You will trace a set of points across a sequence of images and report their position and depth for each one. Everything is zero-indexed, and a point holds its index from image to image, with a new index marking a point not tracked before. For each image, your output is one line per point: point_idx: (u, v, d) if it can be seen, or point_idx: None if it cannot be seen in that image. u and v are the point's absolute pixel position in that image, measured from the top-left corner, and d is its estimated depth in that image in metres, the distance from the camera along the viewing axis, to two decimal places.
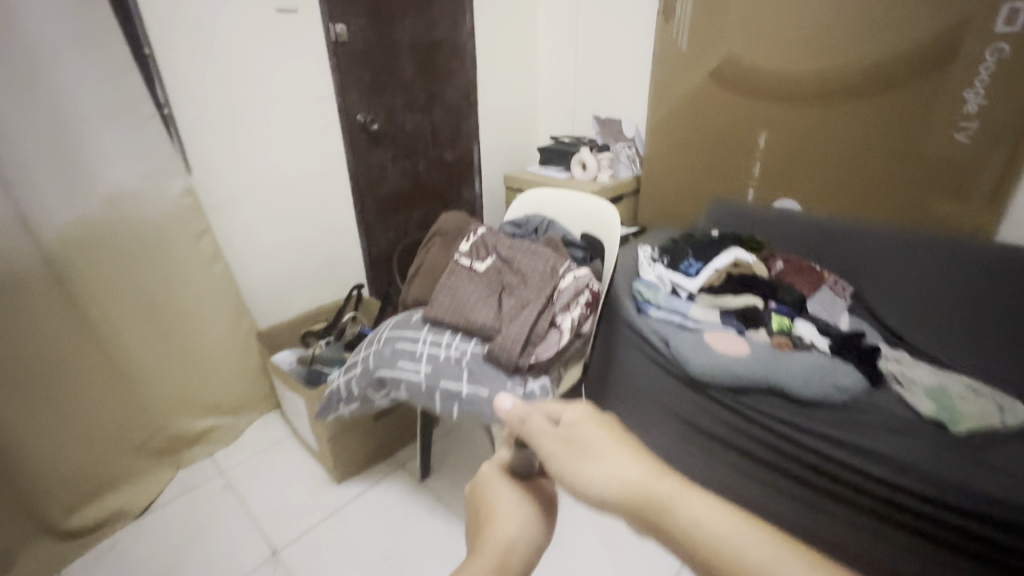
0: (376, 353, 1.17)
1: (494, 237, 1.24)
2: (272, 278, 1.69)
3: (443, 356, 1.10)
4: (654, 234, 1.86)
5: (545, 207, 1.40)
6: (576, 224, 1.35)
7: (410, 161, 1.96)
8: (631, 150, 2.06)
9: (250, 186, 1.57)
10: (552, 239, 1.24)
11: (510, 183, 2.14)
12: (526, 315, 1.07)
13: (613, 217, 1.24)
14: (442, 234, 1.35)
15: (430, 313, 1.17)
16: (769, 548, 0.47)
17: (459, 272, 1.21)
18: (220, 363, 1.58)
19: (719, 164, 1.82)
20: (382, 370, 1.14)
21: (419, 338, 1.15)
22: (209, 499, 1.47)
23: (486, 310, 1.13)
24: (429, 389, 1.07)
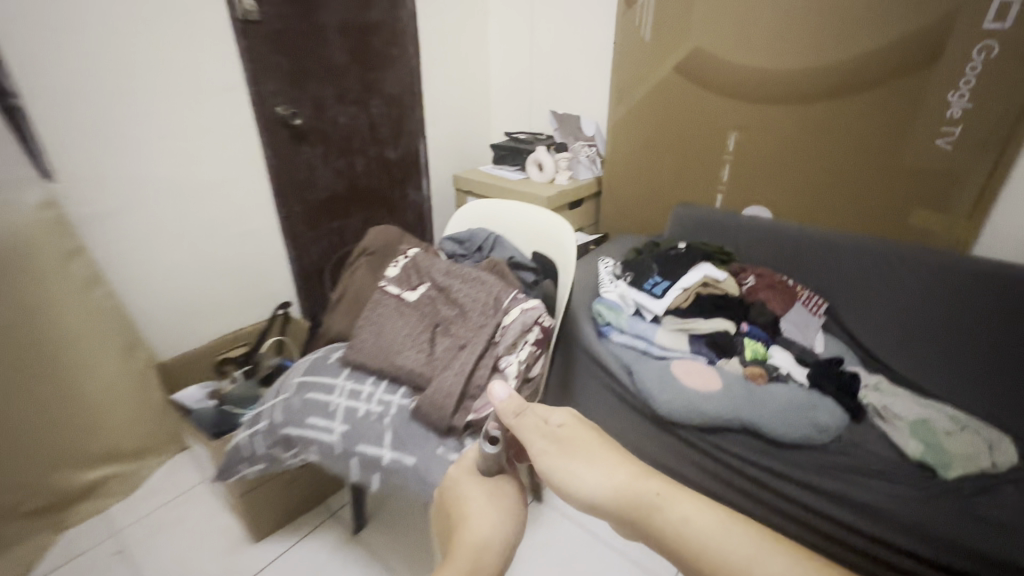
0: (285, 405, 0.96)
1: (428, 261, 1.04)
2: (176, 300, 1.44)
3: (362, 412, 0.90)
4: (617, 243, 1.70)
5: (492, 220, 1.22)
6: (527, 240, 1.17)
7: (345, 161, 1.72)
8: (591, 149, 1.88)
9: (140, 193, 1.31)
10: (497, 261, 1.05)
11: (461, 184, 1.94)
12: (463, 360, 0.88)
13: (568, 236, 1.06)
14: (368, 254, 1.14)
15: (350, 355, 0.97)
16: (722, 528, 0.64)
17: (385, 304, 1.00)
18: (112, 405, 1.33)
19: (686, 166, 1.68)
20: (290, 428, 0.93)
21: (337, 388, 0.95)
22: (95, 570, 1.22)
23: (415, 352, 0.93)
24: (344, 454, 0.87)
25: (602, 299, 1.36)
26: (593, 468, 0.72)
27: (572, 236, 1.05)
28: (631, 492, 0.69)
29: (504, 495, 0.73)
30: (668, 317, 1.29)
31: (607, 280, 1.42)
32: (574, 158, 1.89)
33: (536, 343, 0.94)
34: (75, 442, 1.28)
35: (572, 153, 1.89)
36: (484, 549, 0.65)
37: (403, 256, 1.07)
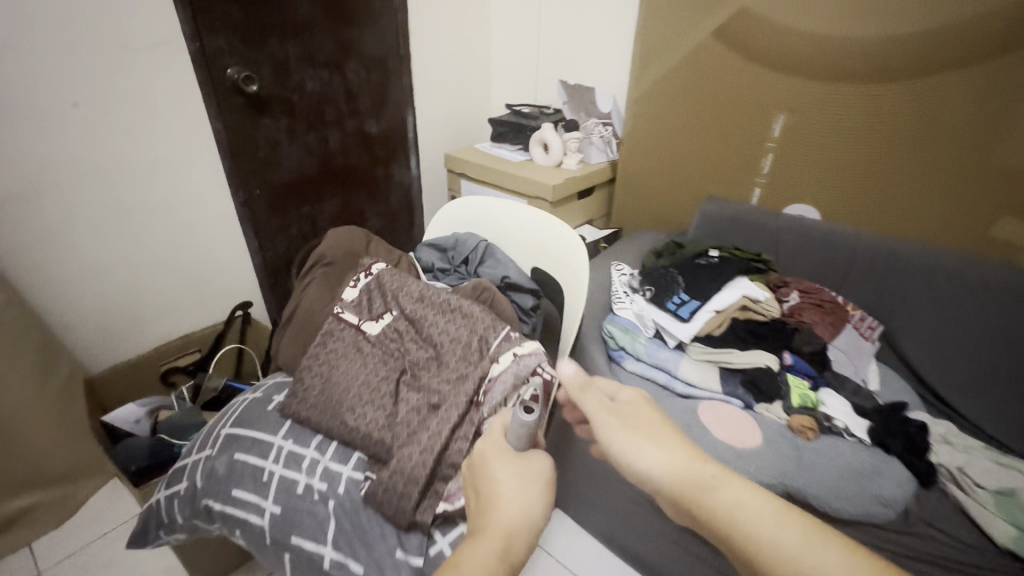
0: (207, 468, 0.75)
1: (396, 280, 0.80)
2: (109, 300, 1.22)
3: (300, 488, 0.68)
4: (633, 242, 1.46)
5: (485, 223, 0.97)
6: (527, 254, 0.93)
7: (316, 135, 1.46)
8: (607, 128, 1.60)
9: (56, 174, 1.07)
10: (485, 285, 0.81)
11: (453, 165, 1.67)
12: (433, 428, 0.66)
13: (579, 256, 0.82)
14: (324, 266, 0.90)
15: (293, 406, 0.75)
16: (799, 536, 0.47)
17: (339, 338, 0.78)
18: (34, 426, 1.10)
19: (720, 154, 1.41)
20: (211, 501, 0.72)
21: (273, 450, 0.73)
22: None
23: (372, 409, 0.70)
24: (275, 547, 0.66)
25: (615, 317, 1.13)
26: (655, 446, 0.56)
27: (584, 258, 0.81)
28: (708, 494, 0.51)
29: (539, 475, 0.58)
30: (696, 345, 1.06)
31: (621, 292, 1.18)
32: (586, 138, 1.60)
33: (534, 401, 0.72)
34: None
35: (584, 132, 1.61)
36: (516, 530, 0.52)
37: (364, 272, 0.83)
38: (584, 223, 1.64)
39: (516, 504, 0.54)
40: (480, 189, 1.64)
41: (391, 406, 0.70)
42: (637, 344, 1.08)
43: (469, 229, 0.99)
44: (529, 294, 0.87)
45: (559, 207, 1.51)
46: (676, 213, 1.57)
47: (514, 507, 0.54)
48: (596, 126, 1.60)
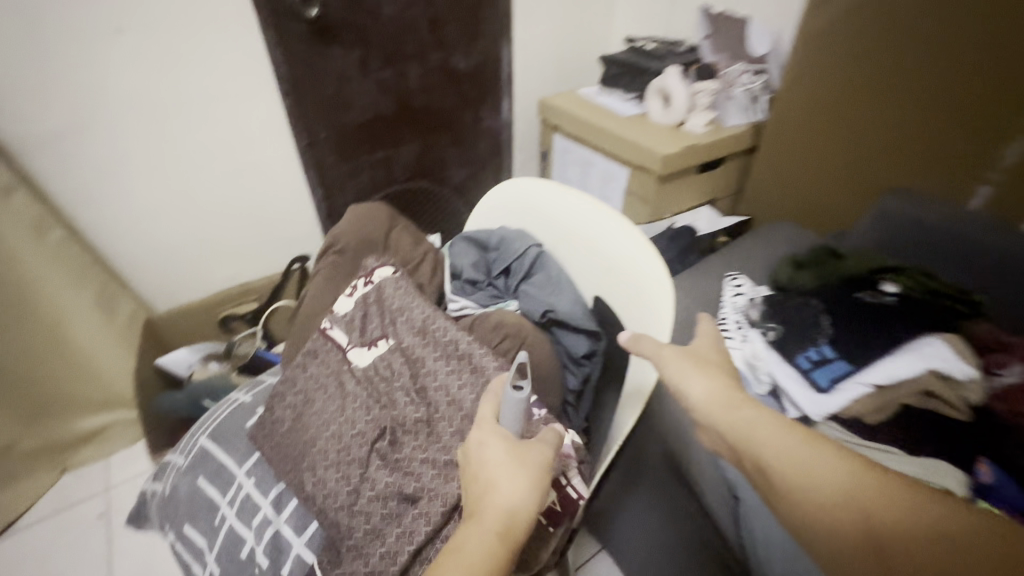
0: (174, 483, 0.65)
1: (401, 299, 0.61)
2: (170, 240, 1.19)
3: (244, 553, 0.56)
4: (765, 242, 1.08)
5: (545, 217, 0.71)
6: (594, 274, 0.67)
7: (391, 70, 1.24)
8: (756, 79, 1.17)
9: (113, 108, 1.00)
10: (519, 325, 0.64)
11: (547, 112, 1.36)
12: (389, 543, 0.48)
13: (662, 303, 0.55)
14: (335, 253, 0.79)
15: (259, 438, 0.61)
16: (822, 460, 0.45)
17: (321, 362, 0.61)
18: (98, 352, 1.14)
19: (926, 131, 0.94)
20: (170, 527, 0.63)
21: (232, 487, 0.61)
22: (78, 532, 1.12)
23: (336, 474, 0.54)
24: None
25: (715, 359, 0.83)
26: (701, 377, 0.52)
27: (668, 310, 0.54)
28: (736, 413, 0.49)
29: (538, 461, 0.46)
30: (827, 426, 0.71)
31: (733, 323, 0.86)
32: (722, 90, 1.17)
33: (551, 518, 0.54)
34: (63, 389, 1.14)
35: (724, 81, 1.18)
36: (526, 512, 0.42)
37: (364, 279, 0.65)
38: (704, 205, 1.27)
39: (510, 484, 0.44)
40: (577, 147, 1.33)
41: (357, 479, 0.53)
42: None
43: (523, 223, 0.75)
44: (580, 334, 0.65)
45: (668, 183, 1.16)
46: (842, 207, 1.11)
47: (509, 487, 0.43)
48: (740, 73, 1.17)
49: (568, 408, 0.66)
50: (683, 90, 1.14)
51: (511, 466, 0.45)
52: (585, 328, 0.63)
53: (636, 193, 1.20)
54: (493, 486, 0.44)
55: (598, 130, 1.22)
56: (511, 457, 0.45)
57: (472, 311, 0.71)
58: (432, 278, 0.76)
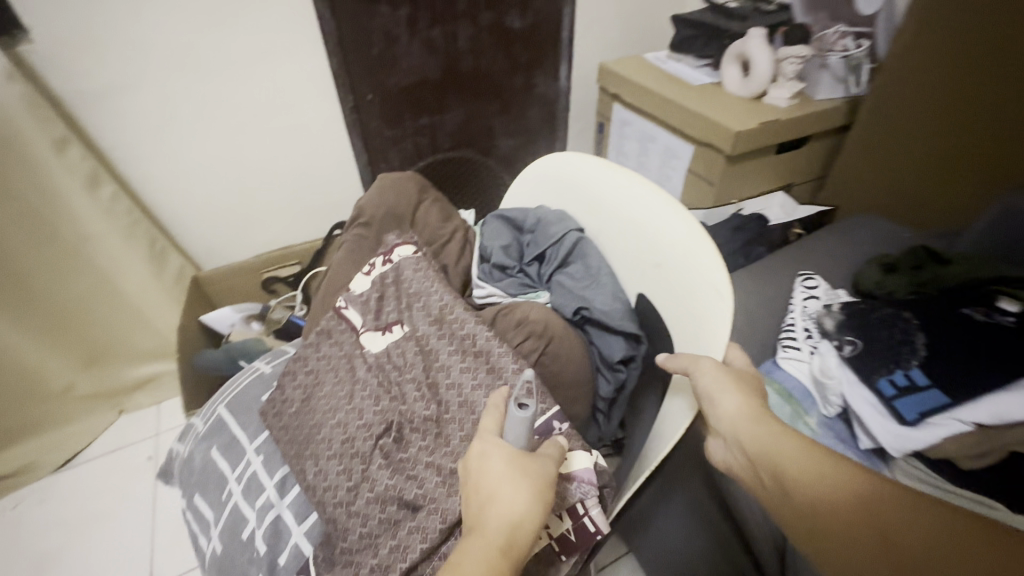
0: (192, 450, 0.72)
1: (420, 284, 0.63)
2: (213, 201, 1.20)
3: (245, 531, 0.63)
4: (849, 240, 0.93)
5: (593, 197, 0.63)
6: (641, 268, 0.59)
7: (440, 29, 1.16)
8: (860, 44, 1.00)
9: (155, 66, 0.98)
10: (546, 321, 0.59)
11: (605, 79, 1.24)
12: (382, 556, 0.51)
13: (719, 311, 0.47)
14: (360, 226, 0.81)
15: (271, 414, 0.66)
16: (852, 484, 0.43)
17: (334, 343, 0.66)
18: (146, 302, 1.21)
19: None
20: (185, 491, 0.71)
21: (242, 463, 0.68)
22: (129, 472, 1.21)
23: (338, 466, 0.58)
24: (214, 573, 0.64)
25: (774, 369, 0.73)
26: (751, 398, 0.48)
27: (725, 322, 0.46)
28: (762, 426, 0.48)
29: (539, 470, 0.44)
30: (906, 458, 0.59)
31: (802, 330, 0.75)
32: (812, 58, 1.01)
33: (563, 547, 0.51)
34: (117, 332, 1.23)
35: (819, 45, 1.02)
36: (527, 521, 0.40)
37: (383, 259, 0.68)
38: (779, 190, 1.12)
39: (513, 497, 0.41)
40: (636, 120, 1.21)
41: (359, 476, 0.56)
42: (800, 423, 0.68)
43: (569, 202, 0.68)
44: (619, 338, 0.59)
45: (738, 163, 1.03)
46: (950, 204, 0.94)
47: (513, 499, 0.41)
48: (839, 37, 1.02)
49: (598, 417, 0.64)
50: (767, 58, 0.99)
51: (514, 478, 0.42)
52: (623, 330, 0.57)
53: (699, 173, 1.08)
54: (496, 496, 0.41)
55: (659, 102, 1.10)
56: (513, 468, 0.43)
57: (500, 300, 0.68)
58: (458, 261, 0.74)
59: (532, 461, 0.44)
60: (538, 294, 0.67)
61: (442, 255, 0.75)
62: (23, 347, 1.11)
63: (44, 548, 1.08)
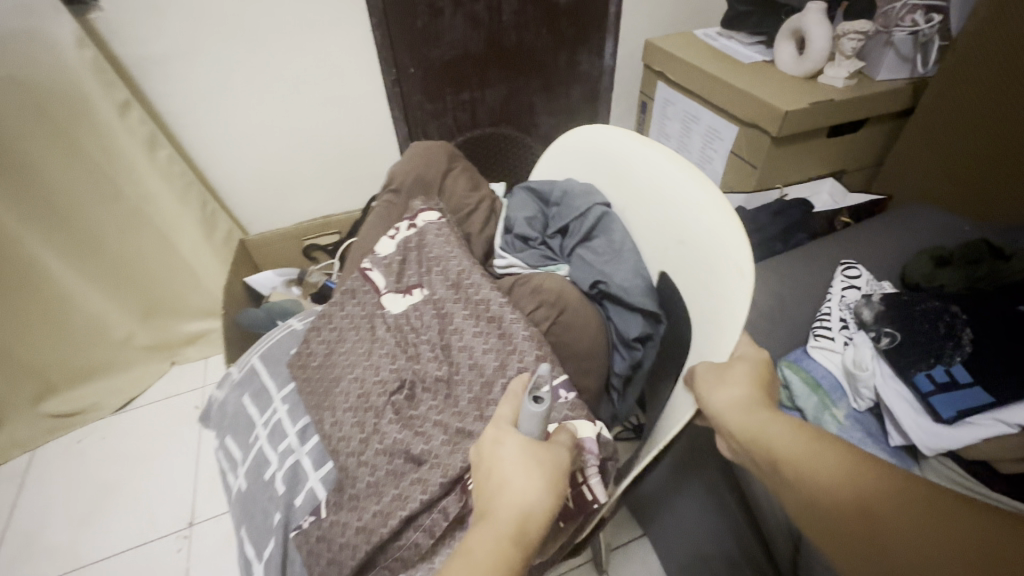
0: (228, 396, 0.79)
1: (440, 251, 0.66)
2: (260, 169, 1.25)
3: (266, 473, 0.67)
4: (901, 226, 0.89)
5: (624, 171, 0.62)
6: (665, 245, 0.57)
7: (484, 3, 1.15)
8: (932, 20, 0.90)
9: (208, 36, 1.03)
10: (560, 292, 0.62)
11: (650, 56, 1.21)
12: (384, 504, 0.54)
13: (738, 293, 0.45)
14: (391, 191, 0.84)
15: (300, 364, 0.71)
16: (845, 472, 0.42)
17: (358, 302, 0.69)
18: (197, 262, 1.29)
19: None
20: (218, 432, 0.77)
21: (269, 410, 0.73)
22: (178, 419, 1.31)
23: (353, 418, 0.61)
24: (237, 509, 0.70)
25: (803, 359, 0.70)
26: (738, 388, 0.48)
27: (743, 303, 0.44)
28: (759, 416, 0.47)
29: (552, 459, 0.45)
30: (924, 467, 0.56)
31: (837, 320, 0.72)
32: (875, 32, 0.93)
33: (562, 514, 0.52)
34: (172, 289, 1.33)
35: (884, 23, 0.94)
36: (537, 510, 0.41)
37: (408, 223, 0.72)
38: (829, 176, 1.07)
39: (524, 484, 0.42)
40: (680, 99, 1.17)
41: (371, 428, 0.60)
42: (825, 415, 0.64)
43: (597, 175, 0.68)
44: (636, 317, 0.59)
45: (784, 146, 0.98)
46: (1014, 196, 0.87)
47: (524, 488, 0.42)
48: (908, 11, 0.91)
49: (612, 395, 0.65)
50: (824, 34, 0.94)
51: (527, 466, 0.43)
52: (640, 309, 0.58)
53: (742, 154, 1.04)
54: (507, 485, 0.43)
55: (704, 81, 1.06)
56: (527, 457, 0.44)
57: (519, 272, 0.70)
58: (482, 231, 0.76)
59: (544, 450, 0.45)
60: (557, 267, 0.69)
61: (466, 223, 0.77)
62: (89, 296, 1.22)
63: (103, 479, 1.19)
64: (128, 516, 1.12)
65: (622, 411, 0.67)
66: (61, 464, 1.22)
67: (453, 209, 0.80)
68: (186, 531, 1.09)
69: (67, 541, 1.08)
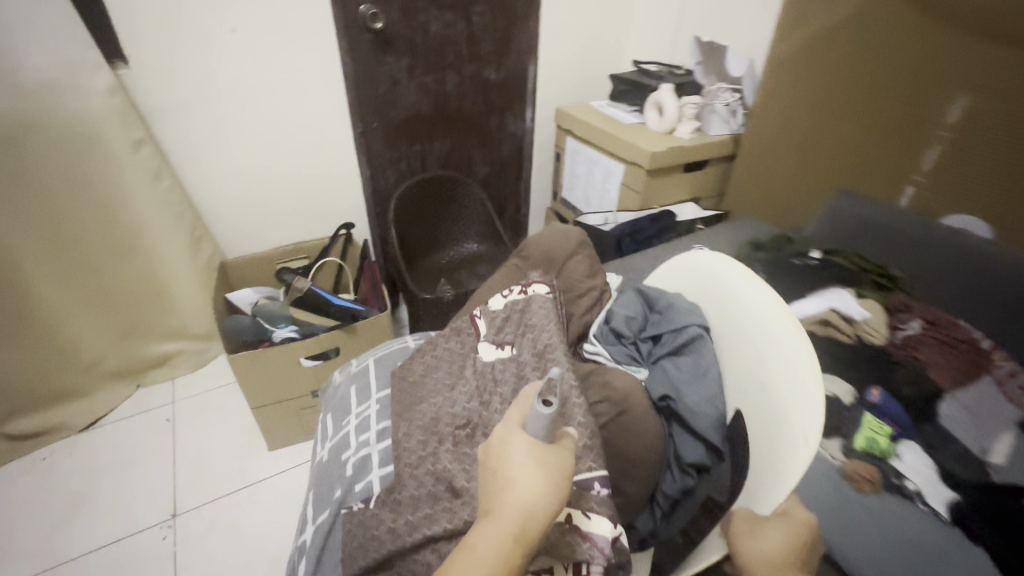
0: (340, 385, 1.06)
1: (533, 311, 0.88)
2: (241, 203, 1.46)
3: (344, 454, 0.90)
4: (732, 228, 1.32)
5: (731, 306, 0.73)
6: (745, 387, 0.67)
7: (433, 77, 1.50)
8: (735, 95, 1.39)
9: (212, 93, 1.28)
10: (627, 394, 0.74)
11: (562, 119, 1.62)
12: (415, 517, 0.71)
13: (795, 463, 0.53)
14: (520, 258, 1.06)
15: (401, 371, 0.95)
16: None
17: (462, 339, 0.93)
18: (179, 287, 1.44)
19: (904, 103, 1.03)
20: (327, 407, 1.04)
21: (366, 404, 0.97)
22: (149, 431, 1.38)
23: (421, 435, 0.80)
24: (315, 473, 0.93)
25: None
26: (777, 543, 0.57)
27: (796, 475, 0.53)
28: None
29: (555, 463, 0.53)
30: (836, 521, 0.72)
31: None
32: (706, 103, 1.42)
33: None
34: (150, 313, 1.45)
35: (708, 97, 1.41)
36: (534, 510, 0.49)
37: (520, 289, 0.94)
38: (689, 200, 1.48)
39: (529, 483, 0.51)
40: (584, 148, 1.57)
41: (431, 449, 0.78)
42: None
43: (703, 288, 0.80)
44: (700, 447, 0.69)
45: (657, 177, 1.38)
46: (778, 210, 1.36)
47: (526, 488, 0.50)
48: (722, 91, 1.39)
49: (655, 510, 0.72)
50: (672, 104, 1.38)
51: (530, 467, 0.52)
52: (709, 441, 0.68)
53: (630, 185, 1.43)
54: (514, 483, 0.51)
55: (598, 133, 1.47)
56: (532, 458, 0.53)
57: (602, 360, 0.86)
58: (582, 314, 0.94)
59: (547, 453, 0.53)
60: (638, 368, 0.82)
61: (572, 304, 0.95)
62: (70, 319, 1.31)
63: (75, 489, 1.24)
64: (105, 515, 1.18)
65: (662, 532, 0.71)
66: (28, 477, 1.26)
67: (568, 287, 0.97)
68: (169, 522, 1.18)
69: (42, 544, 1.13)
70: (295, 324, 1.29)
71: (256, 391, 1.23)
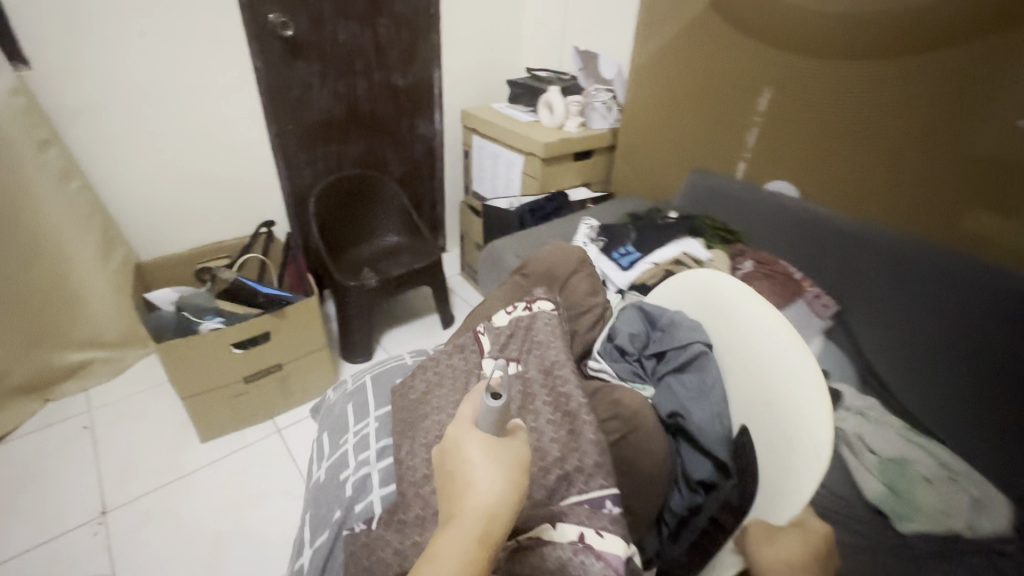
0: (338, 398, 1.10)
1: (531, 328, 0.87)
2: (154, 204, 1.49)
3: (340, 474, 0.93)
4: (616, 204, 1.56)
5: (731, 319, 0.72)
6: (751, 403, 0.66)
7: (344, 83, 1.62)
8: (609, 95, 1.65)
9: (120, 95, 1.31)
10: (636, 411, 0.74)
11: (468, 120, 1.81)
12: (423, 537, 0.69)
13: (809, 472, 0.54)
14: (524, 275, 1.12)
15: (401, 389, 0.93)
16: None
17: (461, 357, 0.90)
18: (90, 292, 1.42)
19: (726, 97, 1.34)
20: (323, 424, 1.08)
21: (362, 422, 1.00)
22: (64, 440, 1.34)
23: (425, 455, 0.78)
24: (312, 491, 0.97)
25: None
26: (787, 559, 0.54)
27: (812, 483, 0.53)
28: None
29: (512, 458, 0.47)
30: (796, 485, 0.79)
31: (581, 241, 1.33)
32: (587, 103, 1.67)
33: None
34: (60, 320, 1.41)
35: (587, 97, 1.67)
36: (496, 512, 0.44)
37: (525, 305, 0.92)
38: (581, 184, 1.72)
39: (488, 484, 0.45)
40: (489, 145, 1.75)
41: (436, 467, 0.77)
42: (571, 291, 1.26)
43: (701, 302, 0.81)
44: (706, 465, 0.70)
45: (551, 164, 1.60)
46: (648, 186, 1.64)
47: (486, 489, 0.44)
48: (598, 92, 1.65)
49: (663, 528, 0.72)
50: (558, 103, 1.61)
51: (488, 467, 0.46)
52: (713, 454, 0.69)
53: (530, 173, 1.63)
54: (472, 487, 0.45)
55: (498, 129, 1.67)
56: (487, 456, 0.47)
57: (607, 378, 0.87)
58: (587, 333, 0.99)
59: (502, 447, 0.47)
60: (644, 386, 0.85)
61: (576, 321, 1.00)
62: None
63: None
64: (26, 521, 1.16)
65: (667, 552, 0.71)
66: None
67: (571, 304, 1.02)
68: (99, 519, 1.17)
69: None
70: (223, 315, 1.32)
71: (185, 380, 1.26)
